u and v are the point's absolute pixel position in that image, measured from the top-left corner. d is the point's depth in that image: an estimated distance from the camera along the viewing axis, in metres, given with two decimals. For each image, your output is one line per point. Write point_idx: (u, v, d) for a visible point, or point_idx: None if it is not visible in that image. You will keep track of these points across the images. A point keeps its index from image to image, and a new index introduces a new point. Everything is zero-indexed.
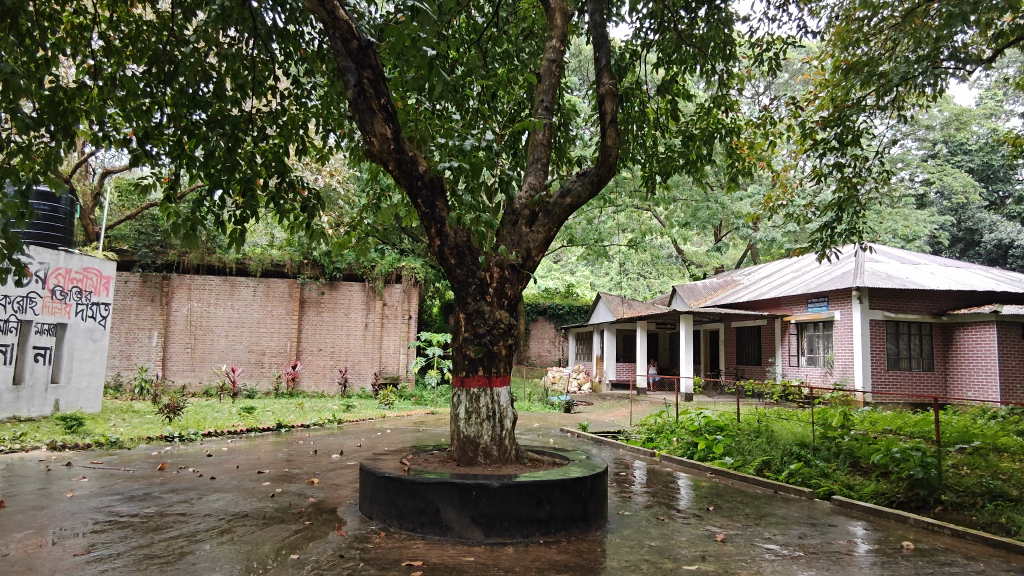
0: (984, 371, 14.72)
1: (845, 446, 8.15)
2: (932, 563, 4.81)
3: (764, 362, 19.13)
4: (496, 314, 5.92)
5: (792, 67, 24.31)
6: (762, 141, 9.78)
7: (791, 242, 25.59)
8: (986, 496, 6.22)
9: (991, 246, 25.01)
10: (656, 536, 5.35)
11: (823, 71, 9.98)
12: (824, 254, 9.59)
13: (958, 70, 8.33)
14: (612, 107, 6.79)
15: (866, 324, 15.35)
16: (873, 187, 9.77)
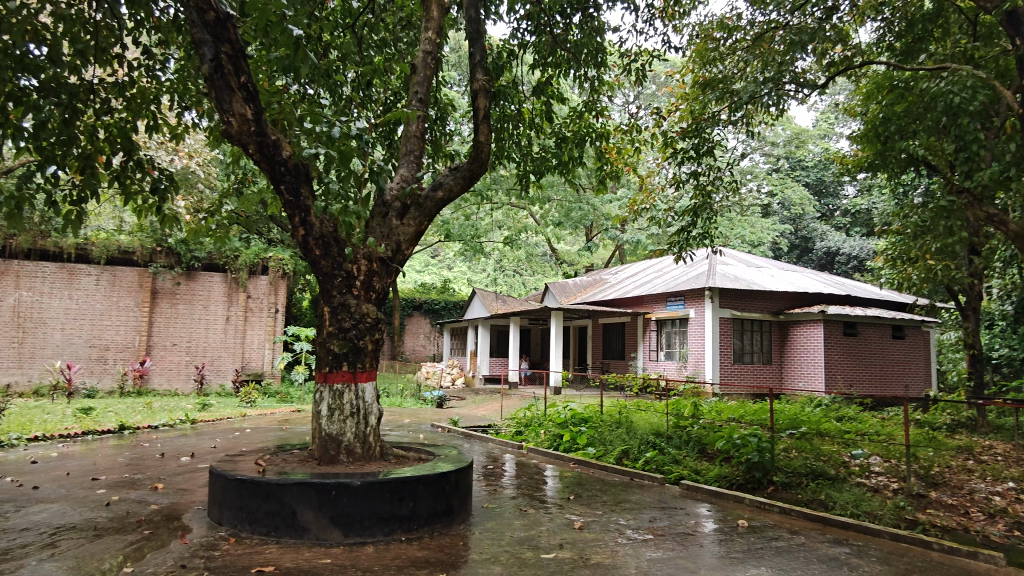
0: (812, 364, 16.44)
1: (694, 434, 8.76)
2: (762, 538, 5.29)
3: (627, 356, 20.20)
4: (362, 308, 5.76)
5: (658, 79, 25.83)
6: (629, 147, 10.16)
7: (654, 244, 27.19)
8: (810, 475, 6.94)
9: (821, 253, 28.03)
10: (518, 527, 5.45)
11: (683, 84, 10.63)
12: (680, 256, 10.25)
13: (797, 92, 9.25)
14: (484, 103, 6.81)
15: (716, 321, 16.64)
16: (725, 196, 10.55)
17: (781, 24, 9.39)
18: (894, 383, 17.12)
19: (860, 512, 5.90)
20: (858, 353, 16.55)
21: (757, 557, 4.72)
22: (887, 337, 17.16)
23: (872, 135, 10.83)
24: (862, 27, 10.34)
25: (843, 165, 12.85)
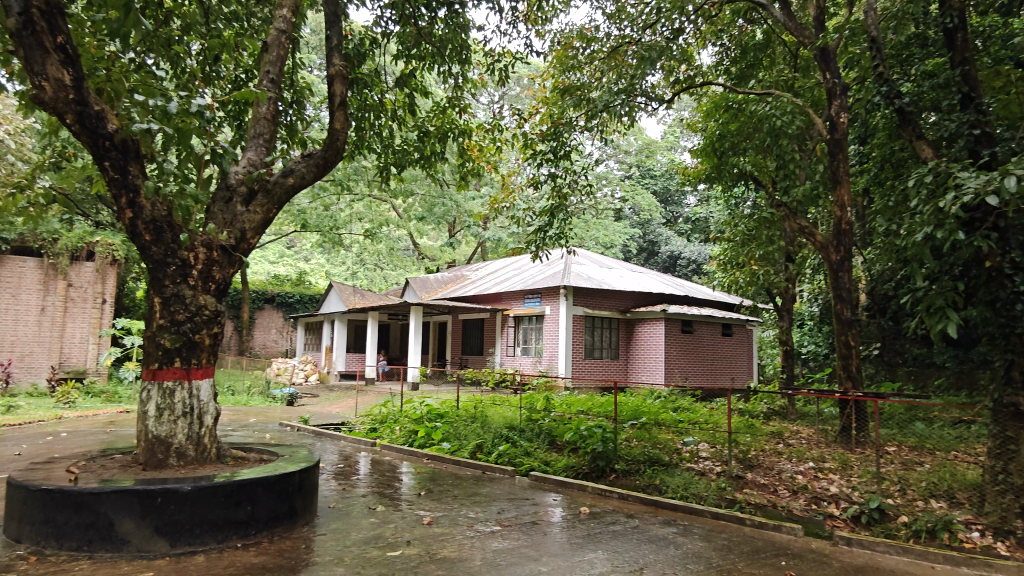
0: (654, 358, 17.65)
1: (545, 427, 9.08)
2: (601, 523, 5.60)
3: (485, 351, 20.50)
4: (199, 299, 5.34)
5: (522, 81, 26.45)
6: (491, 145, 10.25)
7: (514, 243, 27.84)
8: (647, 462, 7.44)
9: (665, 257, 30.20)
10: (365, 526, 5.33)
11: (543, 89, 10.94)
12: (537, 255, 10.54)
13: (646, 105, 9.88)
14: (340, 90, 6.58)
15: (569, 317, 17.36)
16: (579, 199, 10.99)
17: (634, 40, 9.98)
18: (723, 376, 18.84)
19: (688, 494, 6.44)
20: (693, 348, 18.04)
21: (595, 542, 4.98)
22: (718, 334, 18.84)
23: (710, 150, 11.83)
24: (704, 49, 11.25)
25: (685, 176, 13.91)
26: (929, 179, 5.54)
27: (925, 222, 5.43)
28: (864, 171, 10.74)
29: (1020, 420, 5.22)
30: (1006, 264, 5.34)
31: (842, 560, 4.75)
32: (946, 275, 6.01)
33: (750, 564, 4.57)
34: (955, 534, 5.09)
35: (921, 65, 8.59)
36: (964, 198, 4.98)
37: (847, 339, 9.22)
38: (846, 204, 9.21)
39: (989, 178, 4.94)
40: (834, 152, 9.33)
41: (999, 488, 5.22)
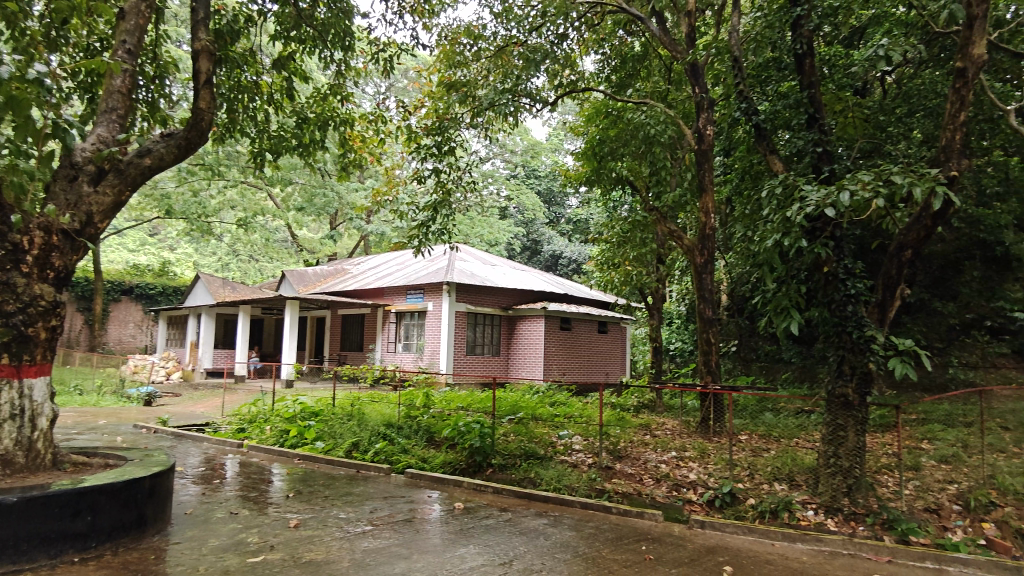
0: (534, 355, 18.03)
1: (423, 423, 8.98)
2: (475, 518, 5.64)
3: (365, 347, 20.01)
4: (34, 289, 4.77)
5: (409, 74, 26.07)
6: (374, 136, 9.96)
7: (397, 238, 27.41)
8: (522, 457, 7.57)
9: (547, 256, 30.98)
10: (225, 532, 5.02)
11: (429, 83, 10.80)
12: (419, 251, 10.35)
13: (530, 106, 10.03)
14: (207, 66, 6.17)
15: (452, 313, 17.33)
16: (463, 195, 10.92)
17: (520, 41, 10.11)
18: (598, 372, 19.58)
19: (561, 485, 6.65)
20: (571, 345, 18.62)
21: (467, 537, 5.00)
22: (594, 332, 19.58)
23: (590, 154, 12.06)
24: (588, 56, 11.63)
25: (567, 178, 14.30)
26: (779, 190, 6.08)
27: (775, 230, 5.93)
28: (727, 181, 11.55)
29: (848, 409, 5.85)
30: (840, 270, 5.97)
31: (696, 542, 5.09)
32: (791, 279, 6.60)
33: (614, 550, 4.78)
34: (794, 513, 5.62)
35: (777, 86, 9.36)
36: (806, 210, 5.49)
37: (708, 337, 9.89)
38: (710, 211, 9.89)
39: (827, 193, 5.47)
40: (701, 162, 9.98)
41: (830, 470, 5.82)
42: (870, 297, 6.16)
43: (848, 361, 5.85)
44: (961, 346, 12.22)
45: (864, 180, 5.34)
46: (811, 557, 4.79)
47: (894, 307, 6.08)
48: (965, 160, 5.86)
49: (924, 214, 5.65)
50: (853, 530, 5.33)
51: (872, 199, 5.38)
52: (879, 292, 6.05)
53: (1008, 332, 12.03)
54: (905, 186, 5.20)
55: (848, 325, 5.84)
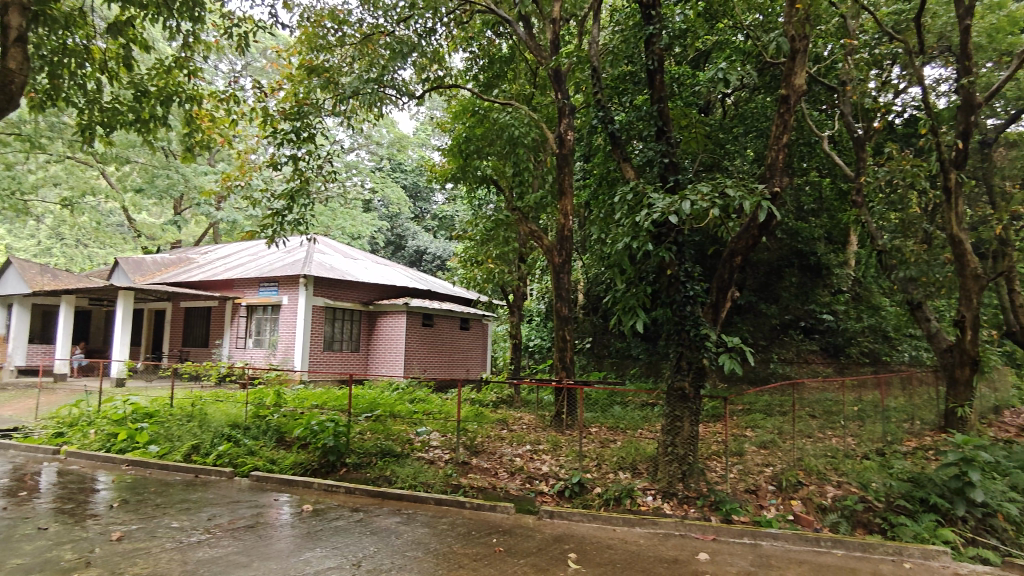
0: (394, 351, 17.75)
1: (273, 423, 8.52)
2: (324, 520, 5.45)
3: (211, 343, 18.63)
4: None
5: (268, 54, 24.63)
6: (225, 116, 9.25)
7: (250, 227, 25.79)
8: (378, 455, 7.43)
9: (411, 251, 30.60)
10: (30, 551, 4.45)
11: (289, 65, 10.23)
12: (273, 242, 9.74)
13: (396, 99, 9.83)
14: (19, 22, 5.38)
15: (308, 308, 16.58)
16: (323, 185, 10.45)
17: (387, 31, 9.88)
18: (458, 368, 19.68)
19: (416, 482, 6.62)
20: (432, 342, 18.55)
21: (314, 540, 4.82)
22: (456, 328, 19.66)
23: (456, 150, 12.10)
24: (456, 53, 11.65)
25: (433, 174, 14.21)
26: (630, 197, 6.47)
27: (625, 233, 6.28)
28: (586, 185, 12.06)
29: (685, 401, 6.34)
30: (681, 272, 6.45)
31: (544, 532, 5.27)
32: (639, 280, 7.03)
33: (465, 545, 4.82)
34: (635, 499, 6.01)
35: (632, 98, 9.93)
36: (653, 215, 5.87)
37: (563, 334, 10.29)
38: (569, 213, 10.28)
39: (672, 201, 5.86)
40: (561, 165, 10.33)
41: (668, 458, 6.27)
42: (705, 298, 6.71)
43: (685, 357, 6.35)
44: (781, 343, 13.83)
45: (703, 191, 5.81)
46: (647, 539, 5.15)
47: (725, 308, 6.68)
48: (787, 178, 6.56)
49: (752, 225, 6.27)
50: (686, 512, 5.82)
51: (709, 209, 5.87)
52: (713, 295, 6.61)
53: (817, 332, 14.13)
54: (737, 199, 5.72)
55: (686, 324, 6.33)
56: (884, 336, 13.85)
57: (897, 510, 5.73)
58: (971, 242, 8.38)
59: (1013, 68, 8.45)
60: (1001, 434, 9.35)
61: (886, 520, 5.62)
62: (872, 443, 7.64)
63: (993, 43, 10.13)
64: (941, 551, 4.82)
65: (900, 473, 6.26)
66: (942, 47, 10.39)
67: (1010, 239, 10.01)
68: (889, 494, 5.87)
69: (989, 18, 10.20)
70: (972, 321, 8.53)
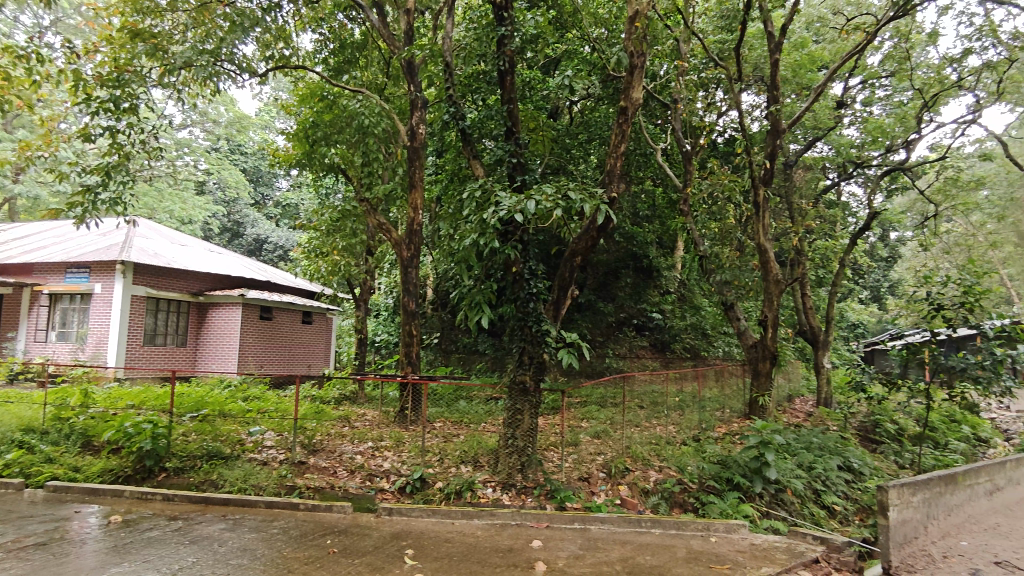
0: (227, 346, 16.51)
1: (77, 426, 7.53)
2: (135, 531, 4.93)
3: (3, 336, 16.15)
4: None
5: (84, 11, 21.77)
6: (24, 76, 7.98)
7: (56, 203, 22.64)
8: (204, 457, 6.87)
9: (250, 240, 28.62)
10: None
11: (107, 25, 9.07)
12: (81, 223, 8.56)
13: (235, 75, 9.08)
14: None
15: (126, 298, 14.90)
16: (147, 163, 9.40)
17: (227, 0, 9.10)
18: (299, 363, 18.77)
19: (246, 486, 6.23)
20: (270, 336, 17.50)
21: (121, 554, 4.35)
22: (297, 322, 18.75)
23: (301, 136, 11.53)
24: (304, 33, 11.06)
25: (275, 158, 13.37)
26: (478, 194, 6.54)
27: (473, 229, 6.35)
28: (437, 180, 12.03)
29: (525, 395, 6.55)
30: (525, 270, 6.63)
31: (381, 530, 5.19)
32: (486, 276, 7.12)
33: (295, 549, 4.60)
34: (475, 492, 6.11)
35: (483, 97, 10.06)
36: (500, 213, 5.97)
37: (410, 328, 10.21)
38: (418, 207, 10.22)
39: (518, 200, 5.99)
40: (411, 158, 10.21)
41: (508, 450, 6.45)
42: (548, 296, 6.97)
43: (527, 352, 6.55)
44: (616, 340, 14.72)
45: (547, 193, 6.03)
46: (485, 531, 5.26)
47: (565, 305, 7.00)
48: (623, 185, 6.98)
49: (591, 227, 6.59)
50: (523, 502, 6.01)
51: (553, 210, 6.10)
52: (555, 292, 6.89)
53: (647, 329, 15.26)
54: (578, 202, 6.01)
55: (529, 320, 6.55)
56: (703, 333, 15.48)
57: (707, 489, 6.37)
58: (774, 251, 9.52)
59: (810, 102, 9.71)
60: (793, 419, 10.73)
61: (698, 499, 6.21)
62: (689, 430, 8.41)
63: (795, 78, 11.56)
64: (740, 524, 5.41)
65: (711, 457, 6.98)
66: (756, 77, 11.66)
67: (804, 250, 11.49)
68: (701, 475, 6.52)
69: (793, 55, 11.64)
70: (773, 321, 9.68)
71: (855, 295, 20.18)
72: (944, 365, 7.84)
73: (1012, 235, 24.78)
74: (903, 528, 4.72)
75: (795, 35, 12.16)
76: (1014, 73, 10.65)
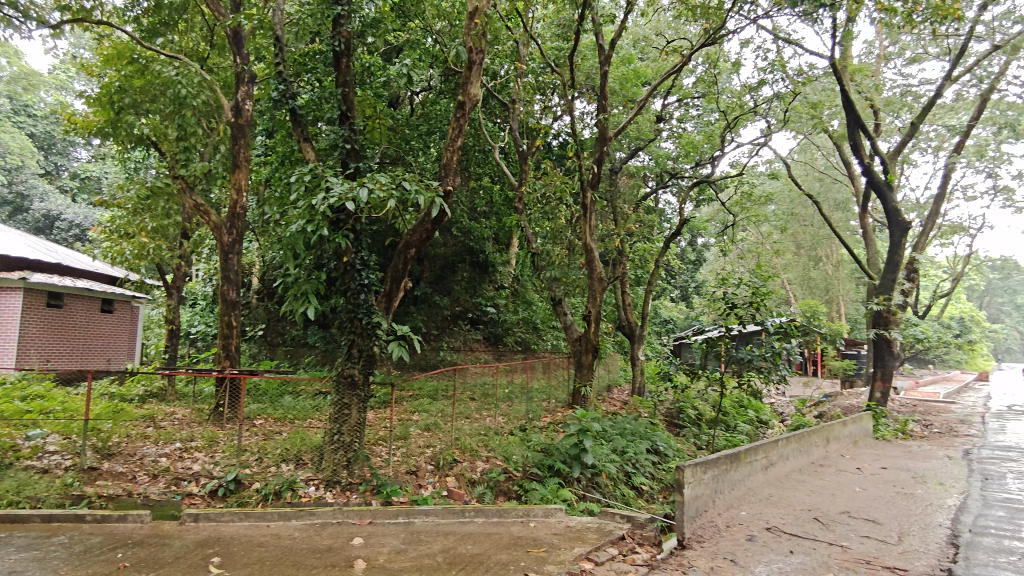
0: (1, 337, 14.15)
1: None
2: None
3: None
4: None
5: None
6: None
7: None
8: None
9: (37, 215, 24.43)
10: None
11: None
12: None
13: (18, 21, 7.77)
14: None
15: None
16: None
17: None
18: (95, 358, 16.64)
19: (20, 498, 5.40)
20: (58, 326, 15.31)
21: None
22: (94, 311, 16.61)
23: (104, 101, 10.17)
24: None
25: (70, 123, 11.68)
26: (308, 178, 6.22)
27: (300, 215, 6.03)
28: (266, 162, 11.26)
29: (353, 388, 6.37)
30: (357, 261, 6.44)
31: (185, 539, 4.78)
32: (313, 266, 6.80)
33: (77, 567, 4.08)
34: (295, 492, 5.84)
35: (319, 78, 9.60)
36: (330, 200, 5.72)
37: (230, 319, 9.47)
38: (243, 188, 9.49)
39: (350, 187, 5.79)
40: (235, 136, 9.44)
41: (333, 446, 6.24)
42: (380, 287, 6.82)
43: (356, 345, 6.37)
44: (450, 333, 14.82)
45: (381, 181, 5.91)
46: (303, 532, 5.03)
47: (398, 297, 6.89)
48: (458, 179, 7.01)
49: (426, 220, 6.56)
50: (347, 499, 5.85)
51: (386, 199, 5.98)
52: (388, 284, 6.76)
53: (481, 323, 15.57)
54: (412, 194, 5.96)
55: (359, 312, 6.37)
56: (534, 327, 16.11)
57: (530, 476, 6.65)
58: (599, 251, 10.14)
59: (633, 114, 10.44)
60: (611, 408, 11.53)
61: (521, 486, 6.46)
62: (517, 420, 8.71)
63: (622, 91, 12.36)
64: (557, 508, 5.70)
65: (535, 446, 7.29)
66: (587, 86, 12.36)
67: (625, 251, 12.38)
68: (525, 464, 6.78)
69: (621, 69, 12.47)
70: (596, 316, 10.31)
71: (667, 294, 22.18)
72: (735, 357, 8.89)
73: (791, 245, 28.74)
74: (695, 503, 5.26)
75: (623, 50, 13.04)
76: (797, 106, 12.33)
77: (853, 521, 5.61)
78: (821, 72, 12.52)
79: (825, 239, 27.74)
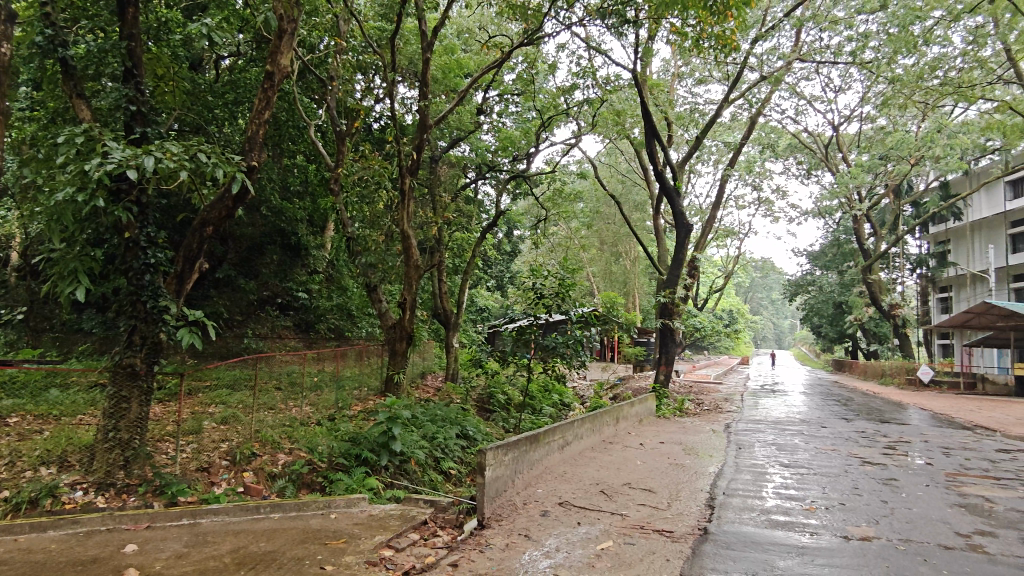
0: None
1: None
2: None
3: None
4: None
5: None
6: None
7: None
8: None
9: None
10: None
11: None
12: None
13: None
14: None
15: None
16: None
17: None
18: None
19: None
20: None
21: None
22: None
23: None
24: None
25: None
26: (80, 141, 5.42)
27: (68, 182, 5.25)
28: (30, 117, 9.64)
29: (133, 379, 5.72)
30: (142, 237, 5.78)
31: None
32: (86, 242, 5.96)
33: None
34: (57, 498, 5.15)
35: (100, 27, 8.41)
36: (107, 166, 5.03)
37: None
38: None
39: (133, 153, 5.16)
40: None
41: (107, 445, 5.55)
42: (169, 268, 6.19)
43: (139, 331, 5.73)
44: (257, 319, 13.92)
45: (171, 151, 5.32)
46: (61, 543, 4.44)
47: (192, 280, 6.31)
48: (264, 154, 6.52)
49: (226, 196, 6.04)
50: (123, 502, 5.26)
51: (178, 170, 5.41)
52: (179, 265, 6.15)
53: (291, 309, 14.88)
54: (209, 166, 5.44)
55: (143, 295, 5.73)
56: (349, 314, 15.92)
57: (335, 467, 6.46)
58: (416, 238, 10.08)
59: (453, 104, 10.50)
60: (423, 395, 11.63)
61: (326, 477, 6.26)
62: (325, 410, 8.42)
63: (444, 80, 12.41)
64: (360, 497, 5.63)
65: (342, 435, 7.10)
66: (409, 70, 12.21)
67: (443, 239, 12.50)
68: (331, 453, 6.58)
69: (443, 57, 12.46)
70: (411, 304, 10.27)
71: (483, 284, 22.82)
72: (542, 344, 9.41)
73: (596, 241, 31.06)
74: (496, 484, 5.48)
75: (446, 39, 13.05)
76: (605, 112, 13.28)
77: (633, 492, 6.23)
78: (626, 83, 13.59)
79: (624, 237, 30.39)
